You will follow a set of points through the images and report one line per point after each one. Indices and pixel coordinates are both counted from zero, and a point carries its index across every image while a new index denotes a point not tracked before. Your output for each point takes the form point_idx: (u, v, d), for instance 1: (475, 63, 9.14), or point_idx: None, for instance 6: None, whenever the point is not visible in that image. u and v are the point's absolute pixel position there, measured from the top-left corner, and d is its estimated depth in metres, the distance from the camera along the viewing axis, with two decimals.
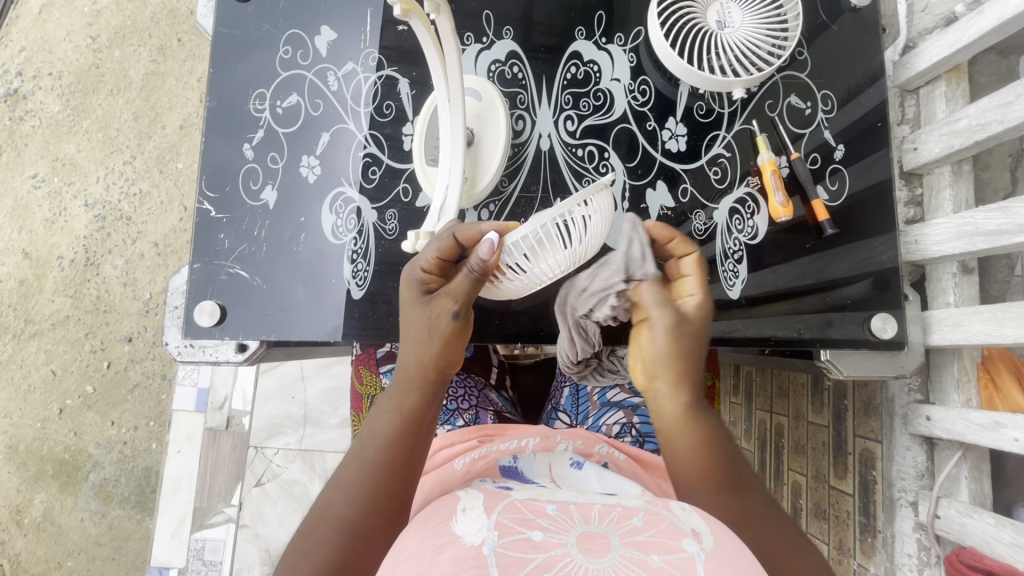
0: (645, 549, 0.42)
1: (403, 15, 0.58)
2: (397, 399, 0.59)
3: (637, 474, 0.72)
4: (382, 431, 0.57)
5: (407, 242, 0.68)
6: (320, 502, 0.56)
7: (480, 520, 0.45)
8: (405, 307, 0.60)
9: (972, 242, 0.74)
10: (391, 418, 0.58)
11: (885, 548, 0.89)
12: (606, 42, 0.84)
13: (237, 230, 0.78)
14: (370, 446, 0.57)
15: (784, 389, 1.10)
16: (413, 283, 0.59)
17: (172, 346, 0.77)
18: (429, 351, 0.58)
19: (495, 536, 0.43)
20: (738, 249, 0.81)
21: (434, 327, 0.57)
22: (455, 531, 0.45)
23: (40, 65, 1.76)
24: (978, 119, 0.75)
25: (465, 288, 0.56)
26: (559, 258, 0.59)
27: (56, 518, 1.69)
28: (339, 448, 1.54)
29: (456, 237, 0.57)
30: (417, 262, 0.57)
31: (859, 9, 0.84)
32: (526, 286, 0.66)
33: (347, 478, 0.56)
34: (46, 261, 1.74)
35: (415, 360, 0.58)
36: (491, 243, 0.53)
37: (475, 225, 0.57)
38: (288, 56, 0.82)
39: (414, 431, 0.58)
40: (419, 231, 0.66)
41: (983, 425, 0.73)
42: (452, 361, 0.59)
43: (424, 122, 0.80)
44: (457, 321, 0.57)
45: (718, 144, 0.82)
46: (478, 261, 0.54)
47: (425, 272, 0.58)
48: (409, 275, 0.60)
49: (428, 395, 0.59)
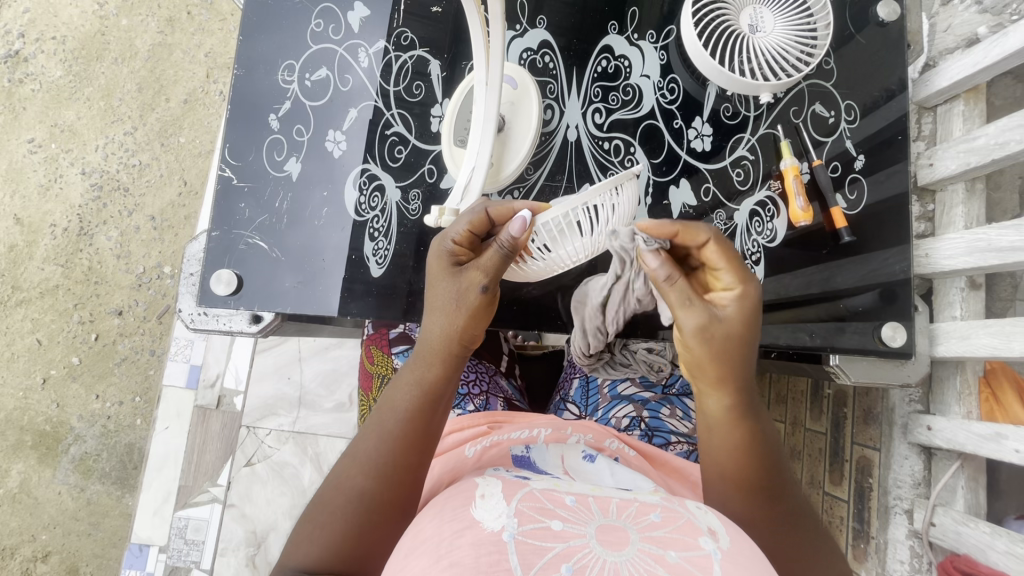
0: (662, 544, 0.43)
1: None
2: (417, 373, 0.58)
3: (647, 470, 0.73)
4: (399, 406, 0.57)
5: (430, 216, 0.67)
6: (335, 474, 0.56)
7: (500, 506, 0.45)
8: (432, 276, 0.58)
9: (984, 258, 0.76)
10: (411, 390, 0.57)
11: (877, 553, 0.91)
12: (638, 39, 0.84)
13: (258, 200, 0.78)
14: (388, 420, 0.56)
15: (783, 396, 1.11)
16: (443, 254, 0.58)
17: (186, 313, 0.76)
18: (456, 322, 0.57)
19: (515, 524, 0.43)
20: (756, 251, 0.83)
21: (463, 297, 0.57)
22: (474, 516, 0.44)
23: (43, 28, 1.73)
24: (997, 138, 0.76)
25: (495, 263, 0.56)
26: (578, 244, 0.61)
27: (32, 490, 1.66)
28: (333, 432, 1.53)
29: (488, 212, 0.57)
30: (448, 233, 0.56)
31: (886, 23, 0.86)
32: (548, 269, 0.66)
33: (363, 450, 0.56)
34: (38, 228, 1.70)
35: (440, 332, 0.57)
36: (523, 220, 0.54)
37: (507, 202, 0.57)
38: (319, 30, 0.81)
39: (434, 405, 0.57)
40: (443, 207, 0.66)
41: (984, 436, 0.75)
42: (476, 335, 0.58)
43: (456, 105, 0.81)
44: (486, 295, 0.56)
45: (742, 147, 0.83)
46: (509, 238, 0.55)
47: (455, 244, 0.58)
48: (439, 246, 0.59)
49: (450, 368, 0.58)
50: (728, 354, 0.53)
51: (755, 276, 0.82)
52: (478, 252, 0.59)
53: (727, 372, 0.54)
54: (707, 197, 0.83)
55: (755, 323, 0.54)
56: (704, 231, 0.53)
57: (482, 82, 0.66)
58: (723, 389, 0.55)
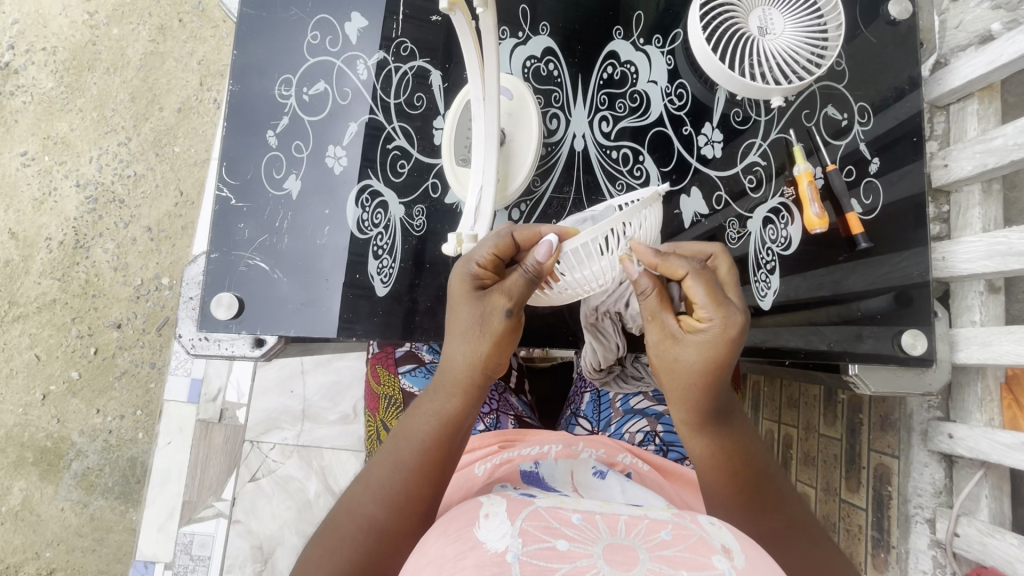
0: (673, 562, 0.40)
1: (448, 10, 0.56)
2: (437, 401, 0.56)
3: (661, 484, 0.71)
4: (418, 436, 0.55)
5: (446, 244, 0.65)
6: (345, 502, 0.54)
7: (504, 526, 0.43)
8: (454, 300, 0.56)
9: (1004, 261, 0.74)
10: (430, 421, 0.55)
11: (898, 563, 0.89)
12: (644, 44, 0.82)
13: (258, 219, 0.75)
14: (405, 450, 0.54)
15: (795, 399, 1.09)
16: (466, 277, 0.55)
17: (186, 339, 0.74)
18: (477, 350, 0.55)
19: (519, 544, 0.41)
20: (771, 260, 0.80)
21: (485, 322, 0.54)
22: (479, 537, 0.42)
23: (33, 39, 1.70)
24: (1015, 139, 0.74)
25: (520, 289, 0.54)
26: (605, 265, 0.59)
27: (35, 507, 1.64)
28: (338, 444, 1.51)
29: (514, 236, 0.55)
30: (472, 257, 0.54)
31: (897, 21, 0.84)
32: (569, 295, 0.65)
33: (378, 479, 0.54)
34: (33, 242, 1.68)
35: (460, 360, 0.55)
36: (550, 245, 0.52)
37: (534, 225, 0.55)
38: (316, 42, 0.79)
39: (454, 435, 0.55)
40: (460, 234, 0.64)
41: (1010, 445, 0.73)
42: (500, 364, 0.56)
43: (456, 116, 0.79)
44: (509, 320, 0.54)
45: (754, 152, 0.81)
46: (535, 264, 0.53)
47: (479, 267, 0.55)
48: (461, 269, 0.56)
49: (472, 398, 0.56)
50: (704, 387, 0.52)
51: (771, 285, 0.80)
52: (501, 276, 0.57)
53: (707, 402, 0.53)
54: (719, 205, 0.81)
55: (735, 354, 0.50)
56: (681, 266, 0.50)
57: (479, 97, 0.65)
58: (704, 415, 0.54)
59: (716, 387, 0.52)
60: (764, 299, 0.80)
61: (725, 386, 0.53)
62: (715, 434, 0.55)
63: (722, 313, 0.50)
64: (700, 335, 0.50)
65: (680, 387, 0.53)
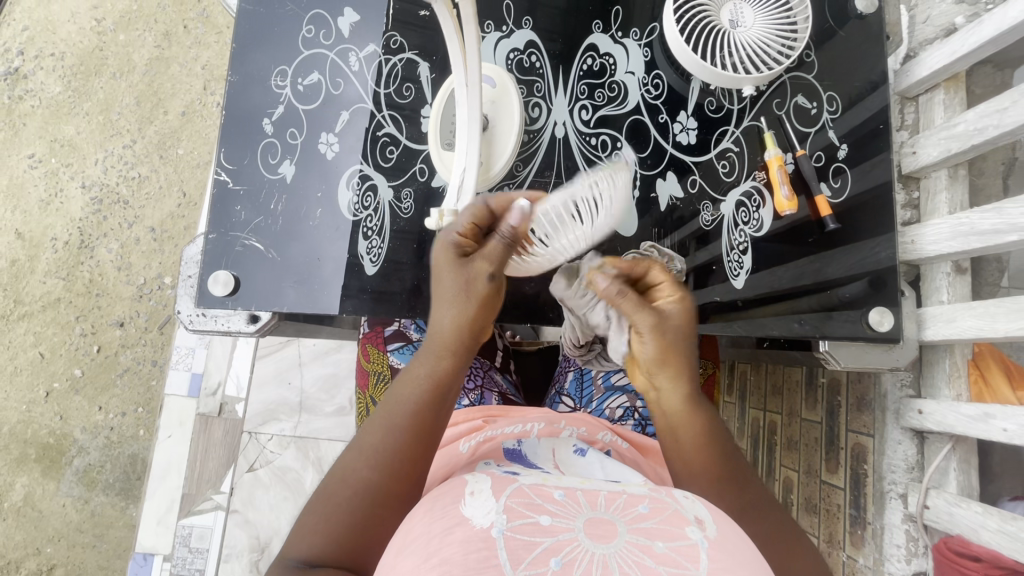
0: (650, 534, 0.43)
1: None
2: (427, 365, 0.59)
3: (640, 463, 0.73)
4: (408, 398, 0.58)
5: (431, 219, 0.74)
6: (339, 467, 0.57)
7: (488, 502, 0.45)
8: (439, 269, 0.60)
9: (967, 242, 0.77)
10: (418, 385, 0.58)
11: (874, 539, 0.91)
12: (622, 37, 0.86)
13: (254, 203, 0.79)
14: (397, 413, 0.57)
15: (778, 387, 1.13)
16: (449, 247, 0.59)
17: (184, 314, 0.78)
18: (464, 312, 0.58)
19: (504, 519, 0.44)
20: (743, 241, 0.84)
21: (471, 287, 0.58)
22: (464, 513, 0.45)
23: (43, 46, 1.76)
24: (976, 124, 0.78)
25: (499, 253, 0.57)
26: (577, 234, 0.62)
27: (37, 503, 1.67)
28: (334, 436, 1.54)
29: (488, 205, 0.59)
30: (453, 226, 0.58)
31: (865, 15, 0.87)
32: (548, 261, 0.68)
33: (370, 443, 0.56)
34: (40, 242, 1.72)
35: (448, 324, 0.59)
36: (521, 209, 0.55)
37: (506, 193, 0.59)
38: (310, 36, 0.83)
39: (441, 395, 0.58)
40: (443, 210, 0.71)
41: (973, 416, 0.76)
42: (484, 328, 0.60)
43: (442, 103, 0.83)
44: (493, 283, 0.57)
45: (727, 139, 0.85)
46: (509, 228, 0.57)
47: (460, 236, 0.59)
48: (444, 240, 0.61)
49: (458, 361, 0.59)
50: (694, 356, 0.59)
51: (744, 265, 0.84)
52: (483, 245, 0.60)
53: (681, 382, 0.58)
54: (694, 189, 0.85)
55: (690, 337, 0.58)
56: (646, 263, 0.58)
57: (462, 84, 0.68)
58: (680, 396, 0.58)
59: (686, 367, 0.58)
60: (738, 278, 0.84)
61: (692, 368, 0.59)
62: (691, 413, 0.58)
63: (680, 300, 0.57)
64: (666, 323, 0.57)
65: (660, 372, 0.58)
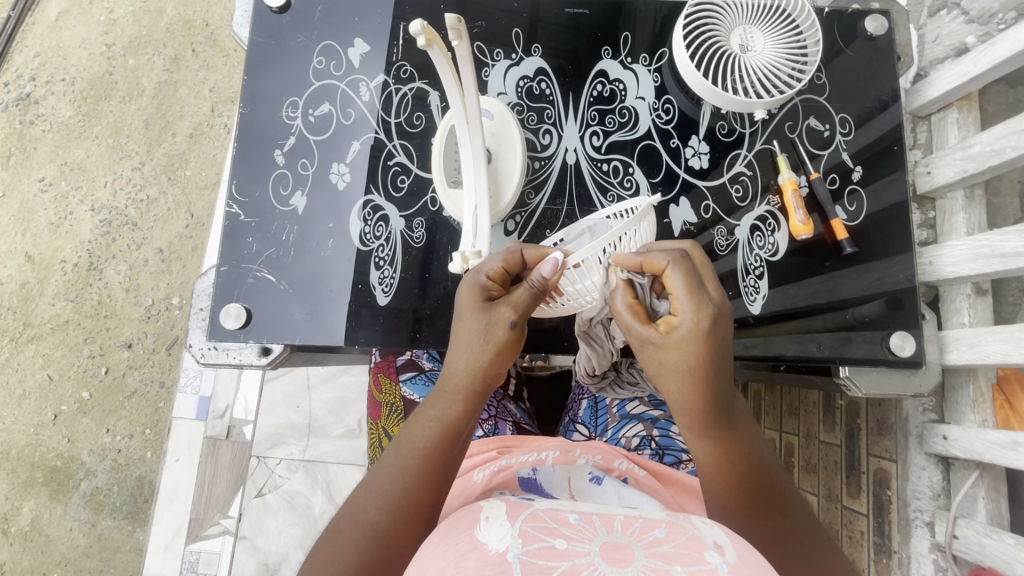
0: (668, 559, 0.41)
1: (426, 44, 0.58)
2: (441, 407, 0.58)
3: (657, 490, 0.72)
4: (421, 440, 0.57)
5: (452, 263, 0.69)
6: (351, 506, 0.56)
7: (504, 527, 0.43)
8: (460, 309, 0.59)
9: (987, 264, 0.76)
10: (433, 426, 0.58)
11: (900, 568, 0.89)
12: (632, 62, 0.86)
13: (265, 234, 0.79)
14: (407, 455, 0.56)
15: (795, 408, 1.09)
16: (475, 288, 0.58)
17: (196, 347, 0.78)
18: (480, 357, 0.57)
19: (519, 544, 0.41)
20: (759, 265, 0.83)
21: (489, 334, 0.57)
22: (479, 538, 0.43)
23: (54, 71, 1.78)
24: (992, 145, 0.77)
25: (525, 301, 0.57)
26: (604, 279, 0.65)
27: (44, 528, 1.65)
28: (342, 459, 1.52)
29: (523, 254, 0.59)
30: (483, 268, 0.57)
31: (874, 37, 0.87)
32: (573, 309, 0.71)
33: (382, 483, 0.56)
34: (49, 265, 1.74)
35: (464, 367, 0.58)
36: (556, 261, 0.55)
37: (542, 245, 0.59)
38: (321, 66, 0.84)
39: (456, 440, 0.58)
40: (465, 253, 0.68)
41: (1002, 444, 0.74)
42: (499, 371, 0.58)
43: (441, 143, 0.81)
44: (513, 331, 0.57)
45: (740, 163, 0.85)
46: (541, 278, 0.56)
47: (488, 279, 0.58)
48: (471, 280, 0.59)
49: (472, 404, 0.58)
50: (696, 386, 0.54)
51: (759, 290, 0.82)
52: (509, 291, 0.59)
53: (698, 401, 0.54)
54: (707, 213, 0.84)
55: (717, 341, 0.53)
56: (661, 258, 0.54)
57: (462, 121, 0.68)
58: (697, 420, 0.56)
59: (695, 405, 0.55)
60: (754, 304, 0.82)
61: (717, 384, 0.54)
62: (713, 438, 0.56)
63: (696, 304, 0.52)
64: (679, 331, 0.53)
65: (672, 386, 0.55)
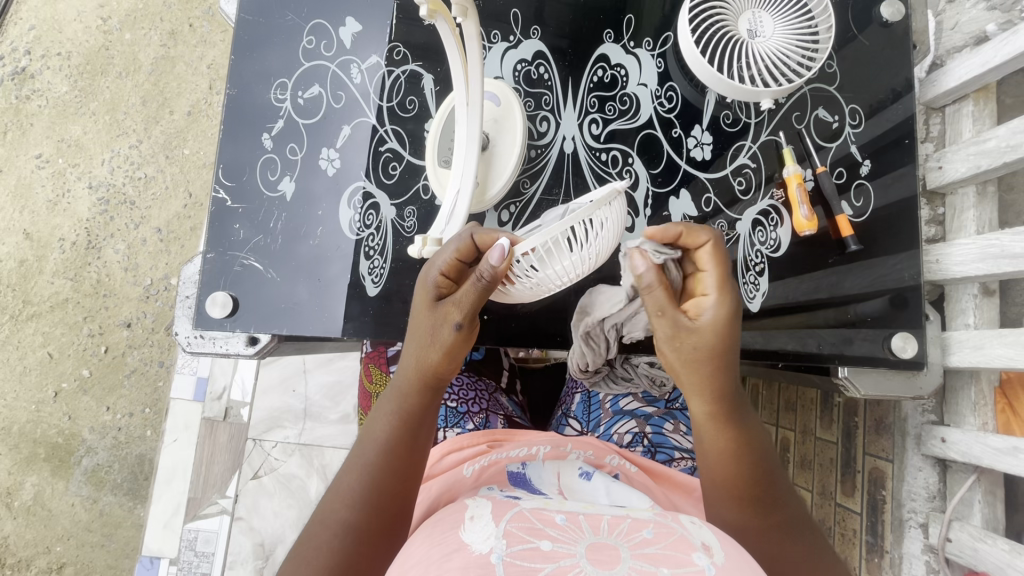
0: (654, 561, 0.40)
1: (430, 16, 0.58)
2: (397, 404, 0.57)
3: (650, 487, 0.71)
4: (379, 438, 0.56)
5: (414, 246, 0.68)
6: (320, 510, 0.54)
7: (488, 527, 0.42)
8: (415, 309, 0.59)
9: (996, 264, 0.73)
10: (391, 423, 0.56)
11: (892, 568, 0.88)
12: (634, 47, 0.83)
13: (253, 221, 0.77)
14: (367, 453, 0.55)
15: (792, 403, 1.08)
16: (427, 286, 0.57)
17: (182, 336, 0.76)
18: (432, 355, 0.56)
19: (503, 545, 0.41)
20: (759, 262, 0.80)
21: (438, 332, 0.56)
22: (463, 539, 0.42)
23: (49, 45, 1.74)
24: (1008, 141, 0.74)
25: (473, 296, 0.55)
26: (568, 262, 0.60)
27: (47, 502, 1.67)
28: (339, 443, 1.52)
29: (474, 240, 0.56)
30: (434, 265, 0.56)
31: (889, 23, 0.83)
32: (533, 292, 0.65)
33: (345, 484, 0.54)
34: (47, 242, 1.72)
35: (417, 363, 0.57)
36: (501, 248, 0.53)
37: (493, 229, 0.56)
38: (311, 47, 0.81)
39: (415, 435, 0.56)
40: (427, 236, 0.66)
41: (1002, 450, 0.73)
42: (452, 368, 0.58)
43: (439, 125, 0.79)
44: (462, 330, 0.55)
45: (743, 155, 0.82)
46: (489, 268, 0.54)
47: (440, 275, 0.57)
48: (423, 277, 0.58)
49: (429, 399, 0.58)
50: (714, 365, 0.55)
51: (760, 287, 0.80)
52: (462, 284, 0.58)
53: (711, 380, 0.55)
54: (708, 207, 0.81)
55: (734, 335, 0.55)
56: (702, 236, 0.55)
57: (464, 103, 0.67)
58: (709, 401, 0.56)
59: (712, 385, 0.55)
60: (753, 301, 0.80)
61: (724, 370, 0.55)
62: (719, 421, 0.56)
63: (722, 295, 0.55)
64: (707, 314, 0.54)
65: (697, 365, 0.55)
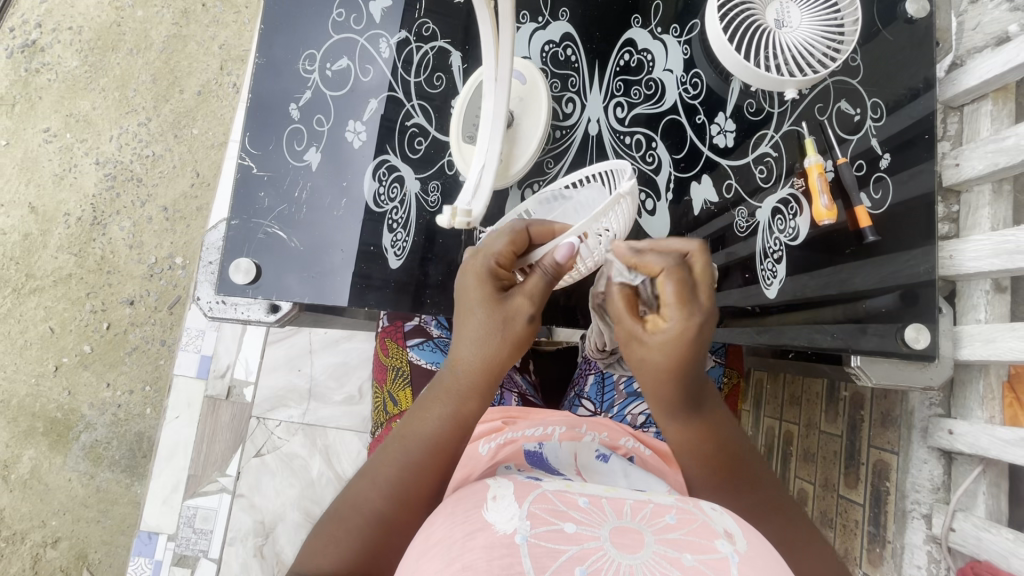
0: (678, 547, 0.39)
1: None
2: (450, 402, 0.54)
3: (662, 469, 0.72)
4: (427, 431, 0.54)
5: (441, 216, 0.67)
6: (352, 491, 0.53)
7: (511, 508, 0.41)
8: (467, 297, 0.55)
9: (1010, 260, 0.75)
10: (440, 421, 0.54)
11: (894, 559, 0.90)
12: (662, 33, 0.84)
13: (278, 189, 0.78)
14: (412, 447, 0.53)
15: (796, 397, 1.11)
16: (482, 273, 0.55)
17: (204, 300, 0.77)
18: (492, 350, 0.54)
19: (528, 526, 0.39)
20: (778, 249, 0.81)
21: (508, 326, 0.53)
22: (487, 518, 0.40)
23: (60, 19, 1.74)
24: None
25: (539, 288, 0.54)
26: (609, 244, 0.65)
27: (43, 476, 1.67)
28: (342, 425, 1.52)
29: (528, 231, 0.57)
30: (491, 251, 0.54)
31: (914, 20, 0.84)
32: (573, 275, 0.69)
33: (382, 473, 0.53)
34: (52, 217, 1.72)
35: (472, 358, 0.54)
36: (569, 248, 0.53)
37: (550, 224, 0.57)
38: (341, 19, 0.81)
39: (462, 436, 0.54)
40: (456, 208, 0.66)
41: (1010, 440, 0.75)
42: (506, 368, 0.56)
43: (465, 97, 0.80)
44: (531, 325, 0.54)
45: (766, 143, 0.82)
46: (554, 263, 0.54)
47: (495, 263, 0.55)
48: (474, 266, 0.55)
49: (484, 400, 0.55)
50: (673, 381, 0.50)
51: (777, 274, 0.81)
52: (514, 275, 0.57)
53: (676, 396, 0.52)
54: (729, 193, 0.83)
55: (696, 351, 0.48)
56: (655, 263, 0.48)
57: (491, 77, 0.66)
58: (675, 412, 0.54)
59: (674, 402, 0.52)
60: (770, 288, 0.81)
61: (687, 384, 0.51)
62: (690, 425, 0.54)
63: (684, 314, 0.47)
64: (663, 336, 0.48)
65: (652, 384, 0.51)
